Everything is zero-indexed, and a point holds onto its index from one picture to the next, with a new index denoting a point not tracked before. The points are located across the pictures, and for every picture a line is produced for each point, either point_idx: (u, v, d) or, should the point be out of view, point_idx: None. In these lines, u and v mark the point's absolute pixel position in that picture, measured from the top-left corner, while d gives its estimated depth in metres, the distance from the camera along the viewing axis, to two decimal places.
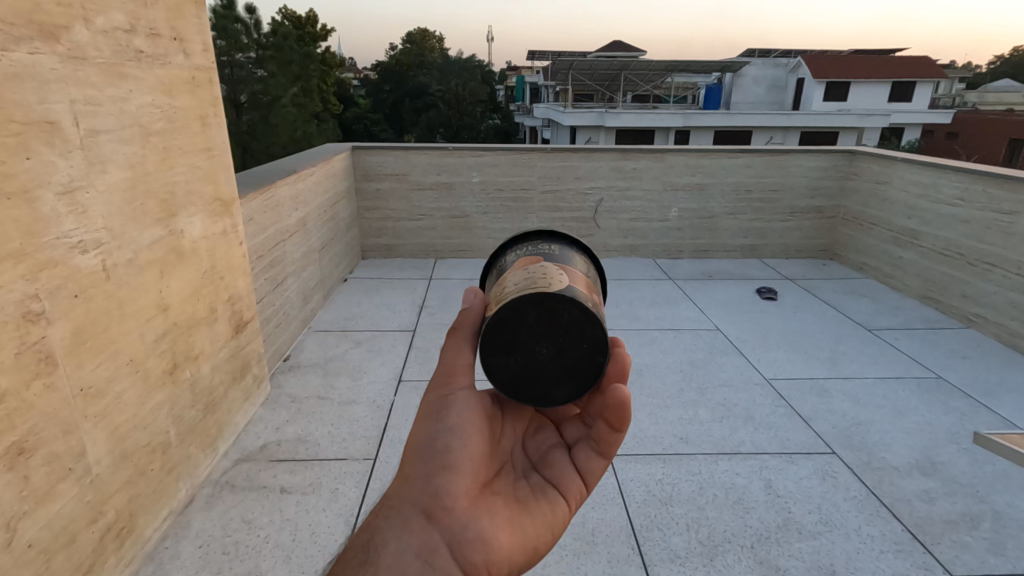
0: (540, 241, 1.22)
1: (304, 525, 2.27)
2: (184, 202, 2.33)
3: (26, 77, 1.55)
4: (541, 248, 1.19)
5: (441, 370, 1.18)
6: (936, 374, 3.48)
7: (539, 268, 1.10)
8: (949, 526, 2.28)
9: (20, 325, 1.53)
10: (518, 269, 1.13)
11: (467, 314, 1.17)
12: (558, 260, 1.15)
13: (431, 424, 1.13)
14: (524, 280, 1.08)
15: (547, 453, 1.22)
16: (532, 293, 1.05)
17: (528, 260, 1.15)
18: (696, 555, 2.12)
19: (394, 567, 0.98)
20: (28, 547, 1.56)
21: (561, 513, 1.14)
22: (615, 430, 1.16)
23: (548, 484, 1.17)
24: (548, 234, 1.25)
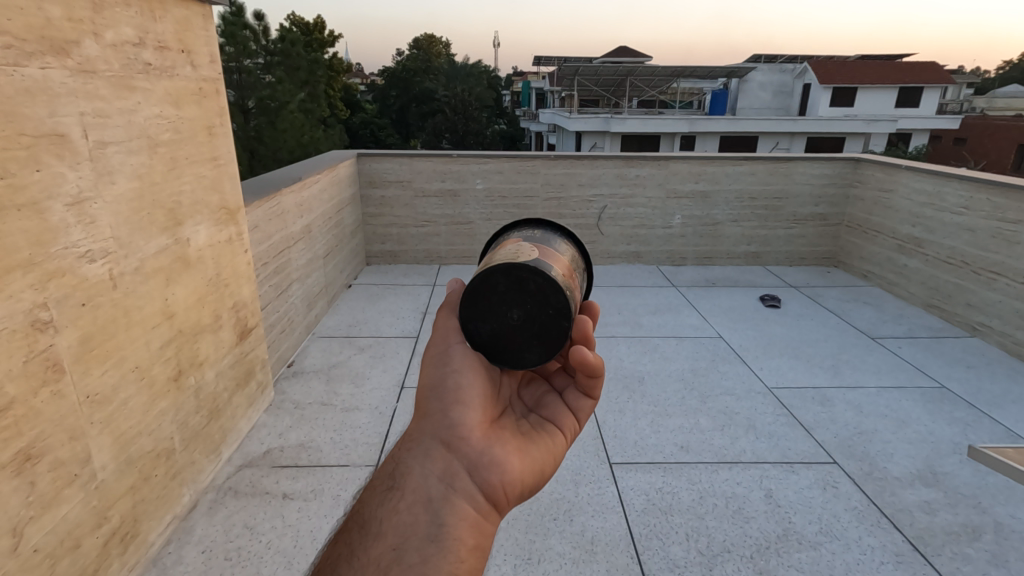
0: (525, 230, 1.29)
1: (306, 532, 2.29)
2: (190, 211, 2.37)
3: (38, 91, 1.59)
4: (523, 234, 1.25)
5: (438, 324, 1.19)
6: (939, 384, 3.47)
7: (515, 247, 1.16)
8: (950, 538, 2.27)
9: (28, 334, 1.56)
10: (497, 250, 1.19)
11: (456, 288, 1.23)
12: (536, 243, 1.20)
13: (437, 366, 1.14)
14: (498, 256, 1.14)
15: (542, 398, 1.25)
16: (501, 263, 1.10)
17: (508, 244, 1.21)
18: (695, 565, 2.13)
19: (419, 493, 1.00)
20: (34, 552, 1.59)
21: (561, 444, 1.16)
22: (592, 377, 1.16)
23: (547, 421, 1.19)
24: (534, 226, 1.32)
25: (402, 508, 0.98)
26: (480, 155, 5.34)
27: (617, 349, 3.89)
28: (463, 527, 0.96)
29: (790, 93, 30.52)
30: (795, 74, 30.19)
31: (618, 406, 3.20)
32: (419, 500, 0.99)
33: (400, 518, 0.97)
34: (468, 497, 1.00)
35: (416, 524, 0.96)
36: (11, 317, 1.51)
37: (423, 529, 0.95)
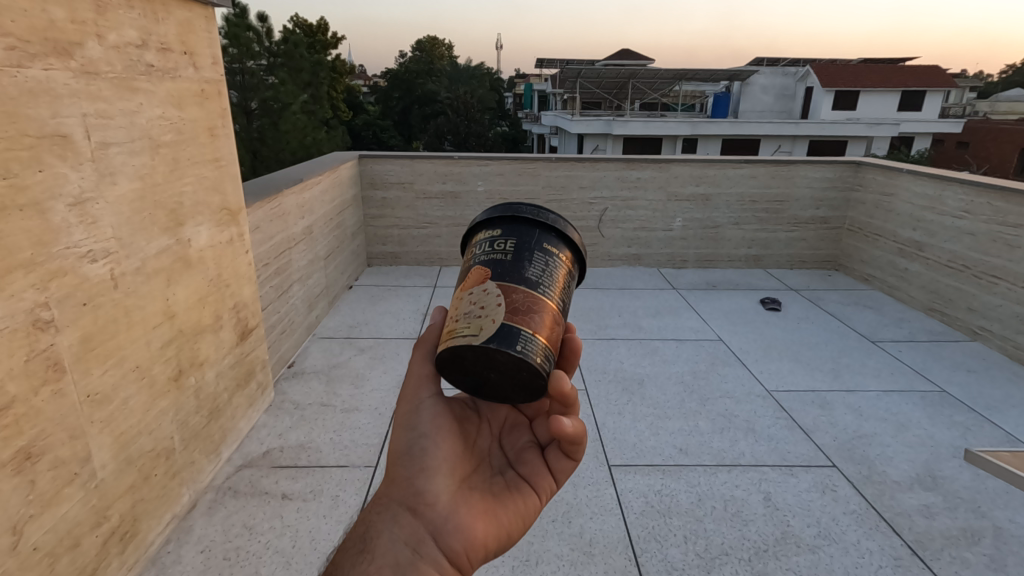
0: (494, 234, 1.11)
1: (304, 532, 2.29)
2: (191, 212, 2.38)
3: (40, 92, 1.60)
4: (491, 249, 1.09)
5: (408, 384, 1.18)
6: (939, 388, 3.46)
7: (479, 297, 1.04)
8: (949, 542, 2.27)
9: (30, 332, 1.57)
10: (463, 289, 1.08)
11: (431, 326, 1.17)
12: (506, 273, 1.05)
13: (405, 430, 1.13)
14: (460, 314, 1.05)
15: (520, 451, 1.21)
16: (458, 340, 1.02)
17: (473, 278, 1.08)
18: (693, 567, 2.13)
19: (386, 556, 0.98)
20: (33, 550, 1.59)
21: (535, 506, 1.14)
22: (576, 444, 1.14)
23: (524, 480, 1.16)
24: (510, 220, 1.12)
25: (371, 570, 0.96)
26: (481, 157, 5.36)
27: (616, 352, 3.89)
28: None
29: (790, 96, 30.57)
30: (797, 77, 30.20)
31: (617, 408, 3.20)
32: (385, 566, 0.96)
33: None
34: (433, 566, 0.99)
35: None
36: (12, 316, 1.51)
37: None
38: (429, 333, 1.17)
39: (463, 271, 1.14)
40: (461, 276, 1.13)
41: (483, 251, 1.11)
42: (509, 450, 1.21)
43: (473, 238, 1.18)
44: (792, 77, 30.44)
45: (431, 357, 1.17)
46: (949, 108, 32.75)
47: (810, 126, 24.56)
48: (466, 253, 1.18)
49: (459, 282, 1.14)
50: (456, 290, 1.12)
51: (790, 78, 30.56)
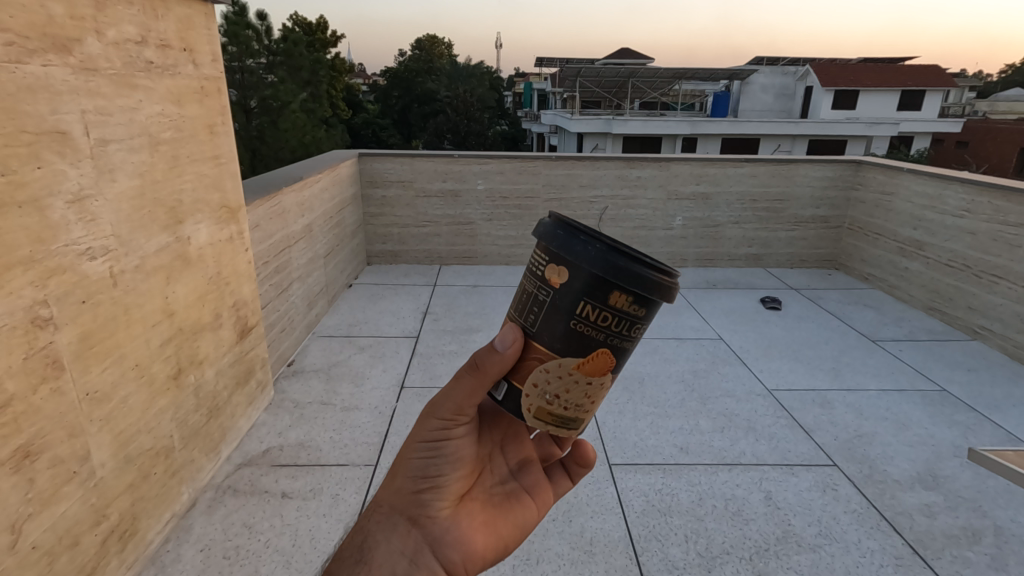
0: (635, 315, 0.97)
1: (304, 531, 2.29)
2: (191, 209, 2.37)
3: (39, 89, 1.59)
4: (623, 336, 0.99)
5: (439, 404, 1.04)
6: (940, 387, 3.46)
7: (593, 392, 1.03)
8: (950, 541, 2.26)
9: (28, 330, 1.56)
10: (579, 371, 0.99)
11: (499, 360, 1.01)
12: (619, 365, 1.03)
13: (422, 446, 1.05)
14: (567, 399, 1.02)
15: (523, 462, 1.21)
16: (561, 430, 1.06)
17: (595, 365, 0.99)
18: (694, 566, 2.12)
19: (382, 567, 0.97)
20: (32, 549, 1.59)
21: (532, 517, 1.18)
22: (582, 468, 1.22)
23: (524, 491, 1.18)
24: (655, 301, 0.98)
25: None
26: (481, 156, 5.35)
27: None
28: None
29: (790, 95, 30.57)
30: (797, 76, 30.21)
31: (617, 407, 3.20)
32: None
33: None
34: None
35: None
36: (11, 314, 1.51)
37: None
38: (489, 365, 1.00)
39: (576, 333, 0.97)
40: (572, 339, 0.98)
41: (613, 331, 0.97)
42: (512, 458, 1.20)
43: (601, 291, 0.94)
44: (792, 77, 30.46)
45: (475, 385, 1.03)
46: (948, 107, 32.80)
47: (809, 125, 24.55)
48: (585, 304, 0.95)
49: (565, 341, 0.98)
50: (561, 357, 0.98)
51: (790, 78, 30.59)
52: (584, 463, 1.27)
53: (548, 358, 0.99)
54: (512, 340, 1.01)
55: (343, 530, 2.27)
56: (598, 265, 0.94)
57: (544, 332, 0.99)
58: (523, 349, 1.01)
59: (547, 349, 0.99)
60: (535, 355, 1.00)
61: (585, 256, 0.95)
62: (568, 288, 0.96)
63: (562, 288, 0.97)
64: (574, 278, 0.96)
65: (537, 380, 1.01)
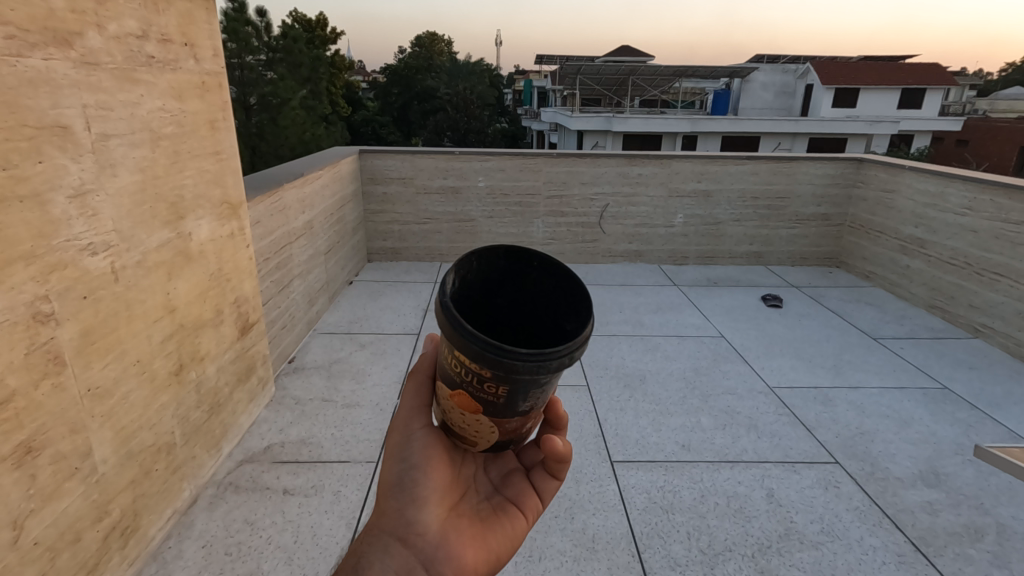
0: (482, 375, 0.89)
1: (306, 527, 2.28)
2: (192, 205, 2.36)
3: (40, 82, 1.58)
4: (477, 389, 0.92)
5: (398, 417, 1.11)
6: (942, 385, 3.46)
7: (474, 425, 0.99)
8: (953, 539, 2.26)
9: (29, 325, 1.55)
10: (452, 399, 1.00)
11: (424, 360, 1.09)
12: (496, 409, 0.95)
13: (397, 461, 1.08)
14: (450, 418, 1.04)
15: (504, 476, 1.20)
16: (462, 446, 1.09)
17: (463, 401, 0.97)
18: (696, 564, 2.12)
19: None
20: (33, 545, 1.58)
21: (522, 527, 1.15)
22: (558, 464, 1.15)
23: (510, 502, 1.16)
24: (499, 370, 0.86)
25: None
26: (483, 153, 5.34)
27: (618, 348, 3.88)
28: None
29: (790, 93, 30.54)
30: (797, 74, 30.18)
31: (619, 404, 3.19)
32: None
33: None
34: None
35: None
36: (12, 309, 1.50)
37: None
38: (422, 366, 1.09)
39: (445, 370, 0.97)
40: (446, 375, 0.98)
41: (468, 382, 0.92)
42: (493, 473, 1.20)
43: (450, 339, 0.90)
44: (793, 75, 30.45)
45: (421, 389, 1.10)
46: (948, 106, 32.82)
47: (809, 123, 24.52)
48: (447, 349, 0.94)
49: (443, 374, 0.99)
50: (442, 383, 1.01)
51: (791, 75, 30.56)
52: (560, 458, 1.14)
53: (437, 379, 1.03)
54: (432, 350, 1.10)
55: (344, 527, 2.27)
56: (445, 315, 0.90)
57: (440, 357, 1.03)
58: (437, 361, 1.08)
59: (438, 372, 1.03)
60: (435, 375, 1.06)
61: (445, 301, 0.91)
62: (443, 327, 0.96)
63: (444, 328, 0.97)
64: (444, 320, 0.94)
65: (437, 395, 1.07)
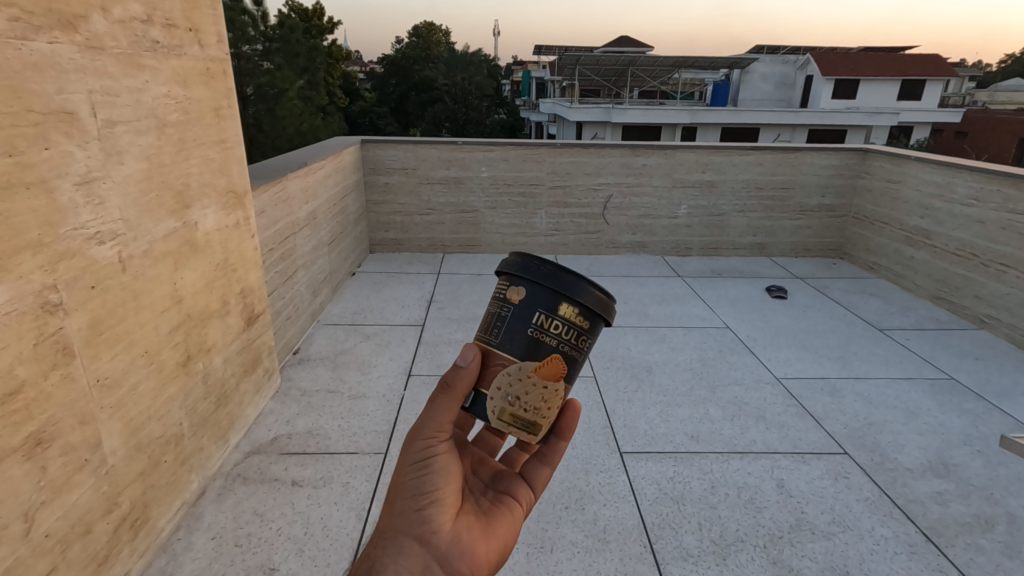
0: (582, 327, 1.04)
1: (316, 519, 2.27)
2: (198, 194, 2.32)
3: (46, 66, 1.54)
4: (574, 344, 1.04)
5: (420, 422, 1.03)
6: (948, 375, 3.46)
7: (550, 396, 1.04)
8: (963, 529, 2.26)
9: (38, 316, 1.53)
10: (535, 374, 1.02)
11: (465, 375, 1.03)
12: (570, 378, 1.07)
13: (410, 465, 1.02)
14: (526, 405, 1.03)
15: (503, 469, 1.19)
16: (519, 431, 1.06)
17: (551, 369, 1.03)
18: (708, 554, 2.11)
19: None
20: (45, 538, 1.56)
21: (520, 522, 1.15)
22: (560, 440, 1.18)
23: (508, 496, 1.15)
24: (600, 315, 1.06)
25: None
26: (486, 143, 5.29)
27: (623, 339, 3.87)
28: None
29: (791, 84, 30.42)
30: (798, 65, 30.03)
31: (626, 395, 3.18)
32: None
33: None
34: None
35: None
36: (21, 298, 1.47)
37: None
38: (461, 381, 1.03)
39: (533, 340, 1.02)
40: (528, 346, 1.02)
41: (566, 340, 1.03)
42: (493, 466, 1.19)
43: (551, 304, 1.01)
44: (793, 65, 30.28)
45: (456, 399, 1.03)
46: (948, 97, 32.69)
47: (809, 115, 24.39)
48: (541, 316, 1.02)
49: (525, 346, 1.02)
50: (522, 361, 1.02)
51: (791, 67, 30.43)
52: (563, 436, 1.17)
53: (509, 369, 1.02)
54: (473, 353, 1.04)
55: (354, 519, 2.26)
56: (547, 283, 1.02)
57: (500, 340, 1.03)
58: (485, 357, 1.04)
59: (507, 355, 1.02)
60: (499, 362, 1.03)
61: (531, 275, 1.03)
62: (520, 304, 1.03)
63: (524, 303, 1.02)
64: (524, 297, 1.02)
65: (500, 383, 1.03)
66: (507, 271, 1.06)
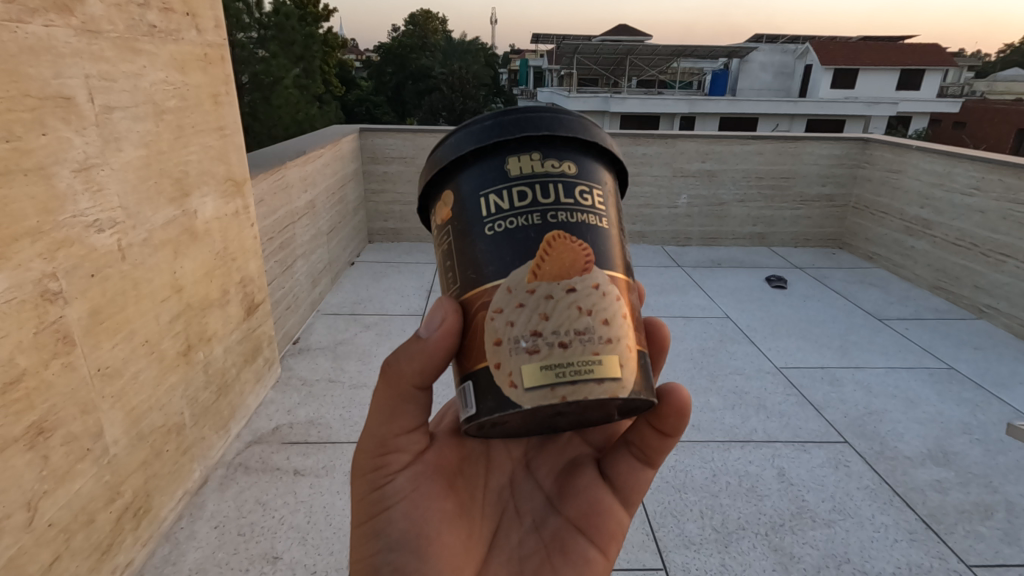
0: (563, 172, 0.89)
1: (319, 508, 2.27)
2: (197, 182, 2.29)
3: (42, 50, 1.51)
4: (564, 204, 0.87)
5: (362, 461, 1.02)
6: (947, 365, 3.47)
7: (578, 304, 0.83)
8: (963, 516, 2.28)
9: (38, 304, 1.51)
10: (540, 285, 0.84)
11: (404, 361, 0.95)
12: (590, 265, 0.86)
13: (378, 537, 1.00)
14: (560, 334, 0.81)
15: (564, 487, 1.13)
16: (579, 383, 0.80)
17: (556, 266, 0.85)
18: (710, 542, 2.13)
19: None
20: (48, 527, 1.56)
21: (593, 551, 1.07)
22: (667, 438, 1.08)
23: (573, 523, 1.09)
24: (572, 147, 0.91)
25: None
26: None
27: None
28: None
29: (790, 73, 30.28)
30: (797, 55, 29.87)
31: None
32: None
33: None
34: None
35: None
36: (20, 287, 1.45)
37: None
38: (394, 378, 0.97)
39: (505, 233, 0.86)
40: (506, 248, 0.86)
41: (547, 203, 0.87)
42: (546, 484, 1.15)
43: (497, 171, 0.89)
44: (792, 55, 30.12)
45: (383, 422, 1.00)
46: (947, 88, 32.57)
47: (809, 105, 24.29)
48: (494, 196, 0.88)
49: (504, 251, 0.86)
50: (508, 279, 0.85)
51: (789, 56, 30.25)
52: (668, 434, 1.07)
53: (500, 307, 0.84)
54: (447, 314, 0.90)
55: None
56: (479, 146, 0.89)
57: (475, 266, 0.88)
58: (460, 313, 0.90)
59: (488, 284, 0.86)
60: (482, 304, 0.86)
61: (458, 152, 0.91)
62: (467, 195, 0.91)
63: (473, 195, 0.90)
64: (469, 187, 0.91)
65: (500, 333, 0.84)
66: (442, 180, 0.96)
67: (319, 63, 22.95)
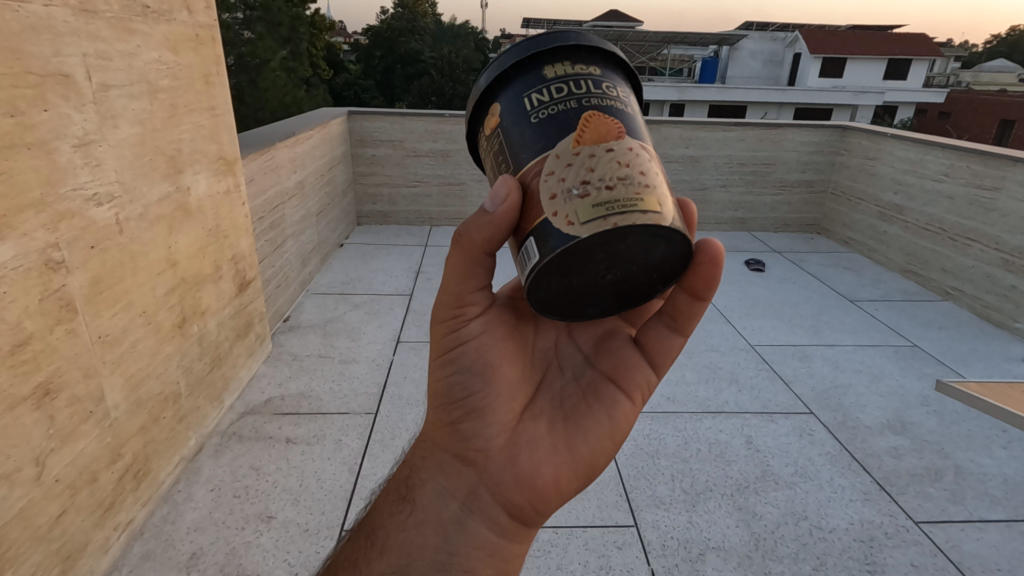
0: (589, 73, 0.94)
1: (310, 472, 2.39)
2: (190, 159, 2.37)
3: (42, 29, 1.58)
4: (595, 94, 0.92)
5: (442, 300, 1.01)
6: (912, 343, 3.64)
7: (620, 158, 0.86)
8: (914, 478, 2.44)
9: (43, 273, 1.60)
10: (583, 145, 0.87)
11: (486, 224, 0.91)
12: (625, 127, 0.90)
13: (446, 366, 1.04)
14: (611, 180, 0.85)
15: (604, 347, 1.14)
16: (632, 215, 0.84)
17: (596, 129, 0.88)
18: (680, 501, 2.27)
19: (429, 511, 1.03)
20: (55, 482, 1.66)
21: (626, 409, 1.08)
22: (698, 299, 1.07)
23: (608, 377, 1.09)
24: (596, 57, 0.97)
25: (411, 524, 1.03)
26: None
27: None
28: (474, 552, 1.00)
29: (779, 62, 30.35)
30: (786, 43, 29.94)
31: None
32: (426, 523, 1.02)
33: (407, 536, 1.01)
34: (486, 519, 1.02)
35: (425, 545, 1.00)
36: (25, 255, 1.53)
37: (431, 552, 1.00)
38: (480, 236, 0.92)
39: (544, 119, 0.90)
40: (549, 128, 0.89)
41: (581, 94, 0.91)
42: (586, 341, 1.16)
43: (534, 79, 0.95)
44: (782, 43, 30.23)
45: (461, 268, 0.97)
46: (932, 79, 32.93)
47: (796, 93, 24.42)
48: (534, 95, 0.93)
49: (540, 133, 0.90)
50: (554, 148, 0.88)
51: (778, 45, 30.39)
52: (699, 296, 1.07)
53: (547, 174, 0.87)
54: (504, 194, 0.90)
55: (346, 472, 2.38)
56: (518, 60, 0.95)
57: (515, 153, 0.93)
58: (516, 198, 0.90)
59: (536, 159, 0.89)
60: (530, 176, 0.90)
61: (500, 69, 0.97)
62: (508, 105, 0.96)
63: (511, 103, 0.95)
64: (506, 98, 0.96)
65: (553, 190, 0.87)
66: (484, 104, 1.02)
67: (308, 45, 22.72)
